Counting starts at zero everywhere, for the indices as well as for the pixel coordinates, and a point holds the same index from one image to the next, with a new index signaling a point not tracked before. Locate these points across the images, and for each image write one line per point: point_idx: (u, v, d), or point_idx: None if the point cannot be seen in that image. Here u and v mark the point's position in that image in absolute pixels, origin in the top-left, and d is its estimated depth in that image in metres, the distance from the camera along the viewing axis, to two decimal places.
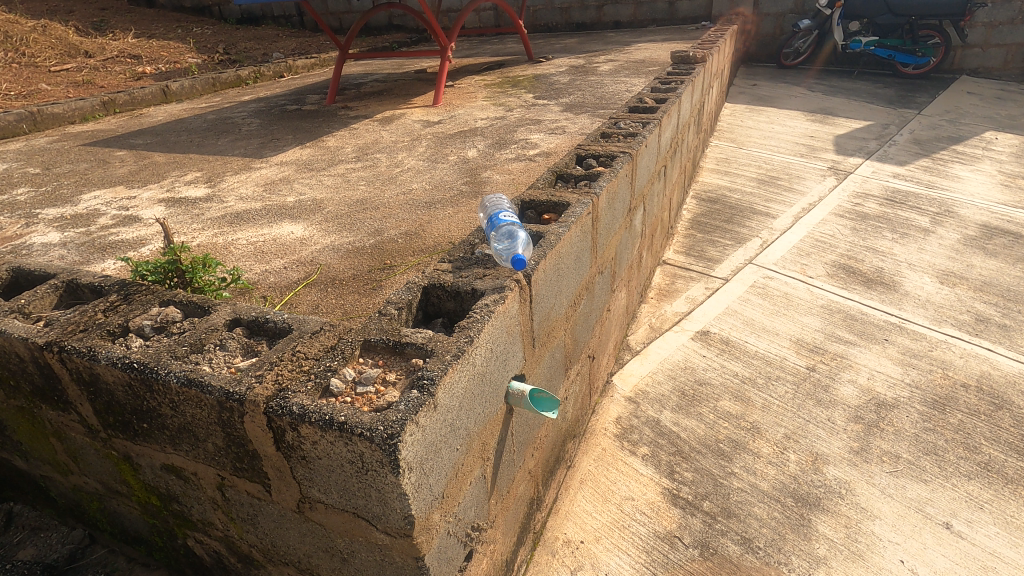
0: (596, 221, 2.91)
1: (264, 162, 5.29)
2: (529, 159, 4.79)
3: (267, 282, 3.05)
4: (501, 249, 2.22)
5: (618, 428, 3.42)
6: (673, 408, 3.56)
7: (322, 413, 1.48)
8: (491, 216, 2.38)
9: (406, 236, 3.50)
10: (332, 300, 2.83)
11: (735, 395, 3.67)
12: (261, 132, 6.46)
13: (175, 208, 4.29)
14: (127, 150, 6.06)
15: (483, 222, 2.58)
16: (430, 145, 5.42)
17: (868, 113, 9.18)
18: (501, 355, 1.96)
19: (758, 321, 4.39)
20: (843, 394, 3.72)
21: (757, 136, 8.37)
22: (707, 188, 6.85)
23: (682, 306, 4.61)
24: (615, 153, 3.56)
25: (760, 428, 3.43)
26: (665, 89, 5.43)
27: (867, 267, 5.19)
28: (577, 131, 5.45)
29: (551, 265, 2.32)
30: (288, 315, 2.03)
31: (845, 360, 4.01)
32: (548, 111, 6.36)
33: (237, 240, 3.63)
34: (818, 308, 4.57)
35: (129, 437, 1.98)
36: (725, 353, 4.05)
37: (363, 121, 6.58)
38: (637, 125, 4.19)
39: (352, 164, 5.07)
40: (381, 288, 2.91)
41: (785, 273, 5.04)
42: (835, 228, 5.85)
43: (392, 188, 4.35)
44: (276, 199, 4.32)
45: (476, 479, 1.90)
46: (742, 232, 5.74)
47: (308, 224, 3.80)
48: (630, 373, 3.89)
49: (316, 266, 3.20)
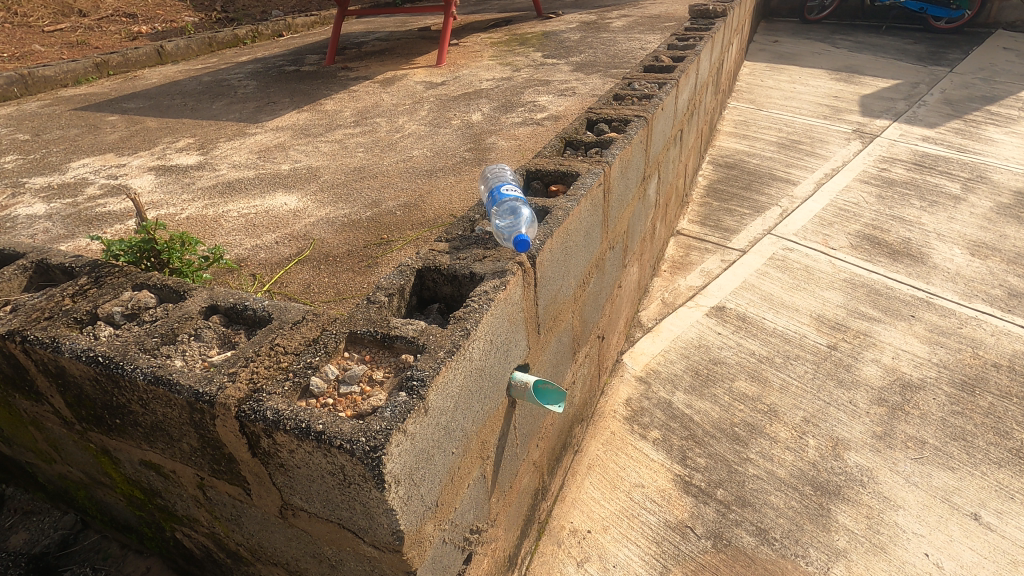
0: (608, 193, 2.67)
1: (259, 127, 5.05)
2: (536, 123, 4.52)
3: (257, 259, 2.88)
4: (502, 228, 1.97)
5: (629, 411, 3.27)
6: (686, 388, 3.40)
7: (299, 419, 1.32)
8: (492, 189, 2.09)
9: (404, 208, 3.29)
10: (325, 278, 2.67)
11: (752, 375, 3.50)
12: (257, 95, 6.19)
13: (166, 178, 4.10)
14: (119, 115, 5.83)
15: (480, 197, 2.30)
16: (432, 109, 5.13)
17: (896, 71, 8.69)
18: (501, 347, 1.78)
19: (776, 296, 4.18)
20: (866, 375, 3.53)
21: (778, 97, 7.94)
22: (724, 152, 6.50)
23: (697, 280, 4.38)
24: (629, 116, 3.28)
25: (778, 411, 3.27)
26: (683, 46, 5.05)
27: (892, 237, 4.92)
28: (587, 93, 5.14)
29: (558, 243, 2.12)
30: (270, 300, 1.84)
31: (869, 339, 3.81)
32: (557, 70, 6.02)
33: (227, 212, 3.45)
34: (840, 282, 4.33)
35: (104, 431, 1.85)
36: (742, 330, 3.85)
37: (363, 83, 6.28)
38: (653, 86, 3.90)
39: (351, 129, 4.82)
40: (376, 266, 2.74)
41: (806, 244, 4.78)
42: (859, 196, 5.55)
43: (392, 155, 4.12)
44: (270, 167, 4.11)
45: (475, 479, 1.75)
46: (761, 200, 5.45)
47: (303, 194, 3.59)
48: (641, 352, 3.70)
49: (309, 240, 3.02)
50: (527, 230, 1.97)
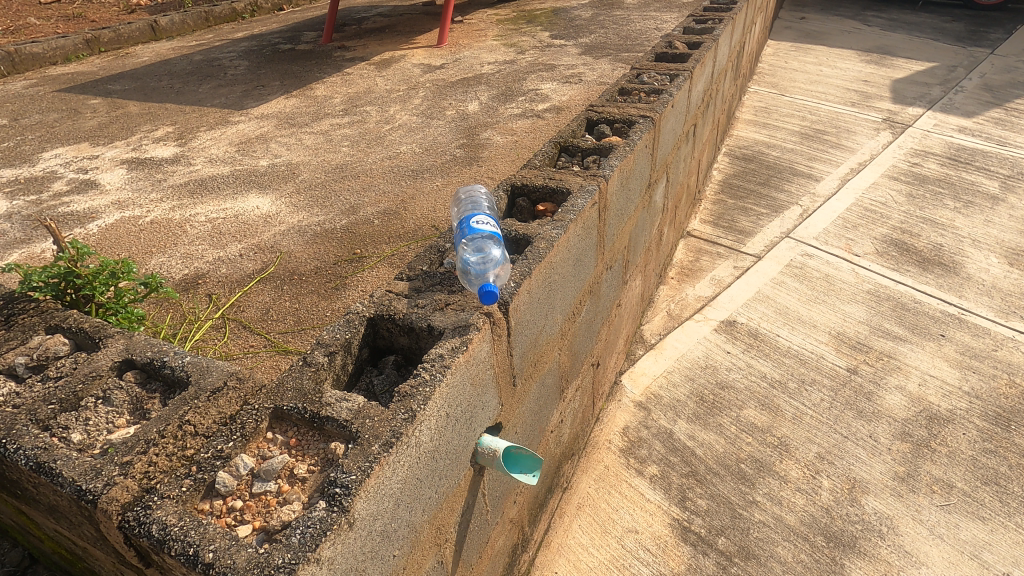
0: (604, 212, 2.35)
1: (243, 114, 4.74)
2: (536, 116, 4.17)
3: (217, 276, 2.62)
4: (474, 268, 1.68)
5: (625, 441, 3.00)
6: (689, 417, 3.12)
7: (188, 542, 1.06)
8: (464, 220, 1.77)
9: (383, 217, 2.99)
10: (287, 302, 2.41)
11: (762, 403, 3.21)
12: (247, 77, 5.86)
13: (138, 172, 3.83)
14: (102, 98, 5.54)
15: (454, 221, 2.01)
16: (427, 96, 4.78)
17: (932, 53, 8.14)
18: (462, 416, 1.51)
19: (793, 310, 3.85)
20: (888, 405, 3.22)
21: (803, 81, 7.44)
22: (742, 142, 6.07)
23: (706, 289, 4.05)
24: (634, 116, 2.92)
25: (789, 445, 2.99)
26: (701, 29, 4.60)
27: (922, 242, 4.53)
28: (595, 80, 4.76)
29: (538, 283, 1.82)
30: (194, 354, 1.57)
31: (893, 362, 3.48)
32: (564, 53, 5.61)
33: (194, 216, 3.18)
34: (863, 295, 3.98)
35: (12, 497, 1.60)
36: (753, 349, 3.54)
37: (358, 64, 5.93)
38: (664, 78, 3.52)
39: (338, 118, 4.49)
40: (344, 288, 2.46)
41: (827, 250, 4.42)
42: (887, 194, 5.14)
43: (378, 151, 3.81)
44: (247, 162, 3.81)
45: (429, 569, 1.50)
46: (780, 198, 5.06)
47: (277, 196, 3.31)
48: (641, 372, 3.42)
49: (276, 253, 2.75)
50: (496, 277, 1.67)
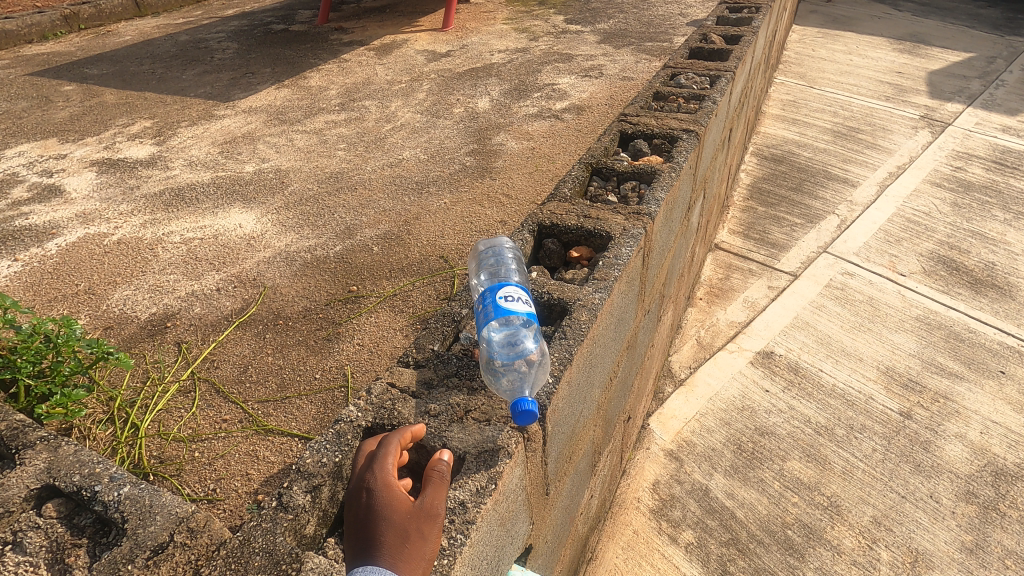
0: (647, 256, 1.96)
1: (229, 107, 4.30)
2: (554, 116, 3.74)
3: (190, 316, 2.24)
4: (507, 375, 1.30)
5: (656, 501, 2.68)
6: (727, 470, 2.78)
7: None
8: (490, 297, 1.33)
9: (383, 242, 2.60)
10: (269, 355, 2.03)
11: (808, 454, 2.86)
12: (235, 62, 5.38)
13: (109, 177, 3.40)
14: (77, 84, 5.07)
15: (477, 283, 1.62)
16: (432, 89, 4.34)
17: (968, 42, 7.65)
18: (488, 569, 1.15)
19: (835, 340, 3.48)
20: (948, 457, 2.88)
21: (833, 71, 6.95)
22: (770, 140, 5.63)
23: (739, 314, 3.68)
24: (676, 131, 2.51)
25: (840, 507, 2.65)
26: (736, 19, 4.14)
27: (973, 260, 4.14)
28: (617, 74, 4.33)
29: (578, 368, 1.45)
30: (136, 478, 1.19)
31: (950, 405, 3.13)
32: (581, 41, 5.15)
33: (167, 235, 2.77)
34: (911, 322, 3.61)
35: None
36: (795, 388, 3.18)
37: (356, 50, 5.45)
38: (703, 80, 3.08)
39: (334, 114, 4.05)
40: (336, 339, 2.08)
41: (869, 268, 4.03)
42: (930, 203, 4.73)
43: (377, 156, 3.39)
44: (231, 168, 3.39)
45: None
46: (815, 206, 4.65)
47: (263, 212, 2.90)
48: (671, 414, 3.06)
49: (259, 287, 2.36)
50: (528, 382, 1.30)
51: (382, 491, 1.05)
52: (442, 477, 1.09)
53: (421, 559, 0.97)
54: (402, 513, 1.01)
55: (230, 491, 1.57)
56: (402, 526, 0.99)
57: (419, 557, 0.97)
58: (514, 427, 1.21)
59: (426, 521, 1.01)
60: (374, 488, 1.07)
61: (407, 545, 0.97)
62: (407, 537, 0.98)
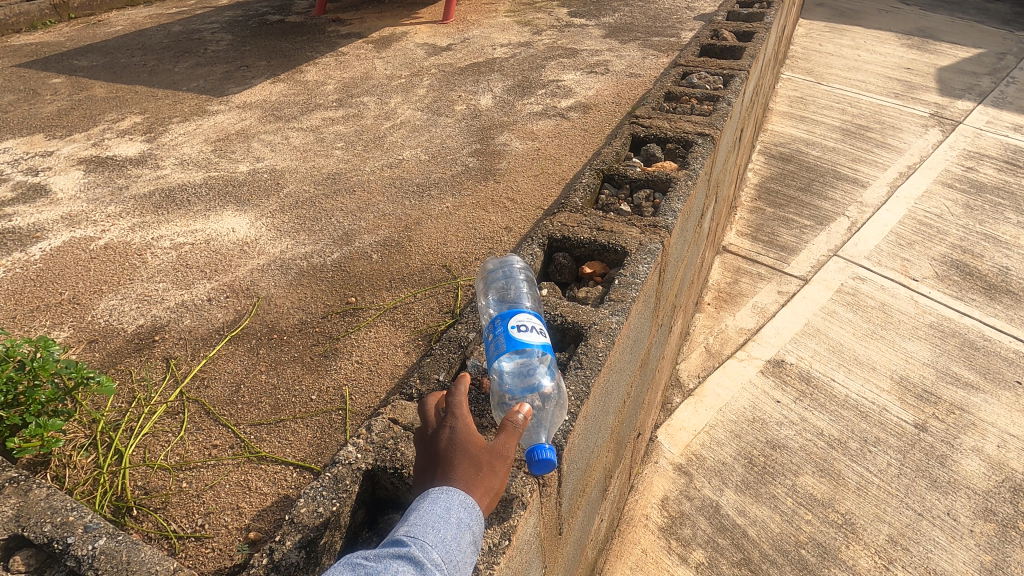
0: (664, 271, 1.86)
1: (222, 102, 4.16)
2: (560, 115, 3.61)
3: (180, 328, 2.13)
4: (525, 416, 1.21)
5: (665, 518, 2.59)
6: (738, 486, 2.69)
7: None
8: (502, 330, 1.20)
9: (383, 249, 2.49)
10: (262, 372, 1.93)
11: (821, 468, 2.77)
12: (229, 54, 5.22)
13: (97, 176, 3.27)
14: (65, 76, 4.91)
15: (486, 313, 1.54)
16: (433, 85, 4.20)
17: (978, 38, 7.52)
18: None
19: (847, 348, 3.38)
20: (965, 472, 2.79)
21: (841, 66, 6.82)
22: (778, 138, 5.51)
23: (749, 320, 3.58)
24: (691, 135, 2.40)
25: (855, 524, 2.56)
26: (747, 14, 4.01)
27: (987, 264, 4.04)
28: (624, 71, 4.20)
29: (595, 398, 1.35)
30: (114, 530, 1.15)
31: (966, 417, 3.03)
32: (586, 35, 5.00)
33: (156, 239, 2.65)
34: (925, 329, 3.52)
35: None
36: (807, 399, 3.09)
37: (354, 42, 5.29)
38: (716, 80, 2.97)
39: (331, 111, 3.91)
40: (334, 355, 1.98)
41: (880, 272, 3.93)
42: (941, 204, 4.63)
43: (376, 156, 3.26)
44: (224, 167, 3.26)
45: None
46: (824, 207, 4.55)
47: (257, 216, 2.78)
48: (679, 426, 2.97)
49: (253, 298, 2.24)
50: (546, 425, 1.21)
51: (460, 420, 1.06)
52: (519, 425, 1.07)
53: (490, 491, 0.99)
54: (477, 446, 1.02)
55: (219, 527, 1.46)
56: (477, 457, 1.00)
57: (489, 489, 0.99)
58: (528, 474, 1.11)
59: (500, 456, 1.02)
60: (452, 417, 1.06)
61: (480, 476, 0.99)
62: (481, 467, 0.99)
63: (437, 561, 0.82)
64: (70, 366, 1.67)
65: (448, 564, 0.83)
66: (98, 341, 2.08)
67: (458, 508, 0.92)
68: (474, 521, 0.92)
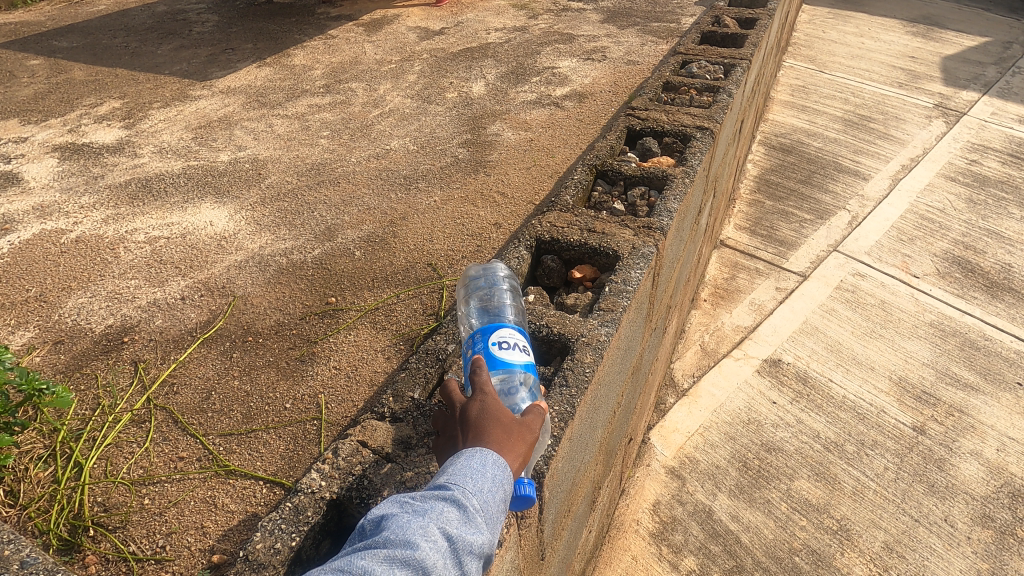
0: (657, 274, 1.77)
1: (205, 87, 4.01)
2: (554, 104, 3.49)
3: (151, 328, 2.02)
4: None
5: (657, 523, 2.53)
6: (732, 490, 2.62)
7: None
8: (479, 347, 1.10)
9: (366, 246, 2.38)
10: (235, 378, 1.83)
11: (817, 472, 2.71)
12: (215, 36, 5.05)
13: (71, 164, 3.14)
14: (44, 57, 4.74)
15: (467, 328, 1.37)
16: (424, 70, 4.06)
17: (984, 26, 7.36)
18: None
19: (846, 347, 3.31)
20: (963, 477, 2.73)
21: (844, 54, 6.67)
22: (779, 128, 5.38)
23: (746, 317, 3.50)
24: (689, 128, 2.30)
25: (851, 530, 2.51)
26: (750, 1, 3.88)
27: (989, 261, 3.95)
28: (622, 58, 4.06)
29: (580, 418, 1.26)
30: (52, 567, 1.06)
31: (965, 419, 2.97)
32: (583, 19, 4.85)
33: (130, 232, 2.54)
34: (925, 328, 3.44)
35: None
36: (804, 400, 3.02)
37: (344, 25, 5.12)
38: (717, 70, 2.85)
39: (317, 97, 3.77)
40: (310, 360, 1.89)
41: (880, 269, 3.85)
42: (944, 198, 4.53)
43: (362, 145, 3.14)
44: (204, 156, 3.13)
45: None
46: (825, 200, 4.44)
47: (237, 208, 2.67)
48: (672, 427, 2.91)
49: (228, 297, 2.14)
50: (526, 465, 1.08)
51: (486, 390, 1.00)
52: (541, 406, 1.04)
53: (520, 456, 0.92)
54: (507, 412, 0.97)
55: (181, 549, 1.41)
56: (508, 422, 0.95)
57: (519, 452, 0.93)
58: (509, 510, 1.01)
59: (527, 426, 0.97)
60: (478, 386, 1.01)
61: (511, 439, 0.93)
62: (510, 433, 0.94)
63: (479, 505, 0.80)
64: (21, 376, 1.55)
65: (491, 507, 0.81)
66: (63, 343, 1.98)
67: (493, 464, 0.86)
68: (507, 478, 0.86)
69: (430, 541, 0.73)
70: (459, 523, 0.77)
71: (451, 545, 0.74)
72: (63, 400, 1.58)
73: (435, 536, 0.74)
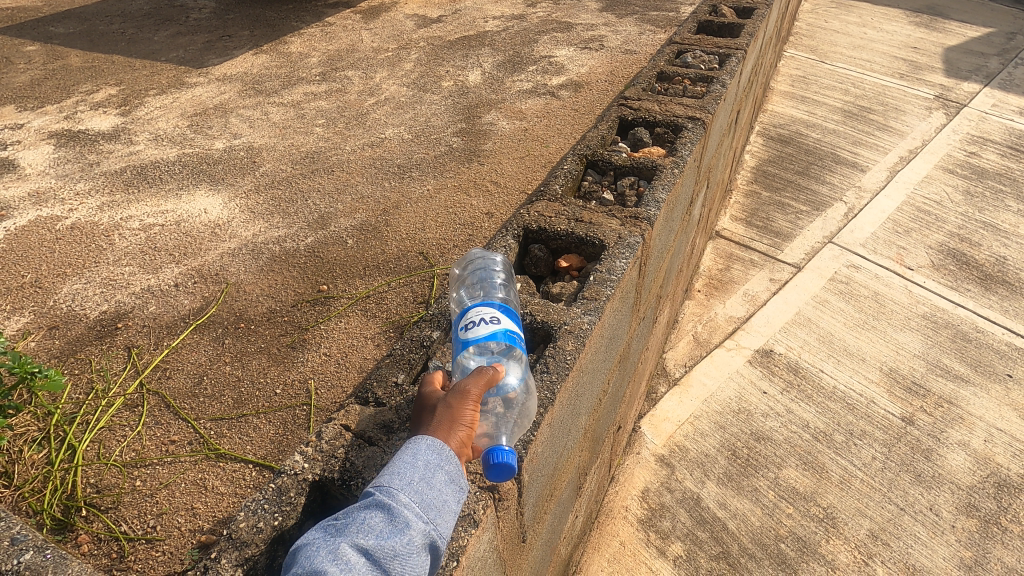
0: (644, 264, 1.78)
1: (201, 75, 4.00)
2: (549, 93, 3.48)
3: (144, 315, 2.05)
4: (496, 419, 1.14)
5: (645, 510, 2.57)
6: (720, 478, 2.66)
7: None
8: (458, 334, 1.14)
9: (358, 234, 2.40)
10: (226, 364, 1.86)
11: (805, 461, 2.73)
12: (211, 22, 5.02)
13: (67, 151, 3.15)
14: (41, 43, 4.72)
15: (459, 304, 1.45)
16: (421, 59, 4.04)
17: (988, 16, 7.29)
18: None
19: (837, 339, 3.33)
20: (950, 467, 2.75)
21: (846, 44, 6.62)
22: (778, 118, 5.36)
23: (739, 307, 3.52)
24: (680, 118, 2.30)
25: (837, 518, 2.54)
26: None
27: (984, 254, 3.96)
28: (619, 48, 4.04)
29: (560, 404, 1.29)
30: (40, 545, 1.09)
31: (955, 411, 2.99)
32: (581, 8, 4.81)
33: (124, 219, 2.55)
34: (917, 320, 3.46)
35: None
36: (794, 390, 3.04)
37: (341, 12, 5.09)
38: (712, 60, 2.84)
39: (313, 85, 3.77)
40: (301, 347, 1.91)
41: (875, 261, 3.86)
42: (941, 190, 4.52)
43: (357, 134, 3.14)
44: (199, 144, 3.14)
45: None
46: (822, 192, 4.44)
47: (230, 196, 2.68)
48: (663, 416, 2.94)
49: (222, 284, 2.16)
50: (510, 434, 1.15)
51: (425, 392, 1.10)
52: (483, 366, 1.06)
53: (456, 425, 0.97)
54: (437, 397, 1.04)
55: (171, 529, 1.45)
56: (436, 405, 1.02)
57: (454, 425, 0.98)
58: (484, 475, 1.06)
59: (461, 394, 1.01)
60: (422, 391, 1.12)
61: (442, 417, 0.99)
62: (441, 413, 1.00)
63: (404, 503, 0.84)
64: (13, 359, 1.58)
65: (422, 501, 0.86)
66: (56, 329, 2.00)
67: (424, 452, 0.92)
68: (444, 459, 0.92)
69: (340, 562, 0.75)
70: (379, 530, 0.80)
71: (367, 557, 0.77)
72: (52, 383, 1.60)
73: (347, 555, 0.76)
